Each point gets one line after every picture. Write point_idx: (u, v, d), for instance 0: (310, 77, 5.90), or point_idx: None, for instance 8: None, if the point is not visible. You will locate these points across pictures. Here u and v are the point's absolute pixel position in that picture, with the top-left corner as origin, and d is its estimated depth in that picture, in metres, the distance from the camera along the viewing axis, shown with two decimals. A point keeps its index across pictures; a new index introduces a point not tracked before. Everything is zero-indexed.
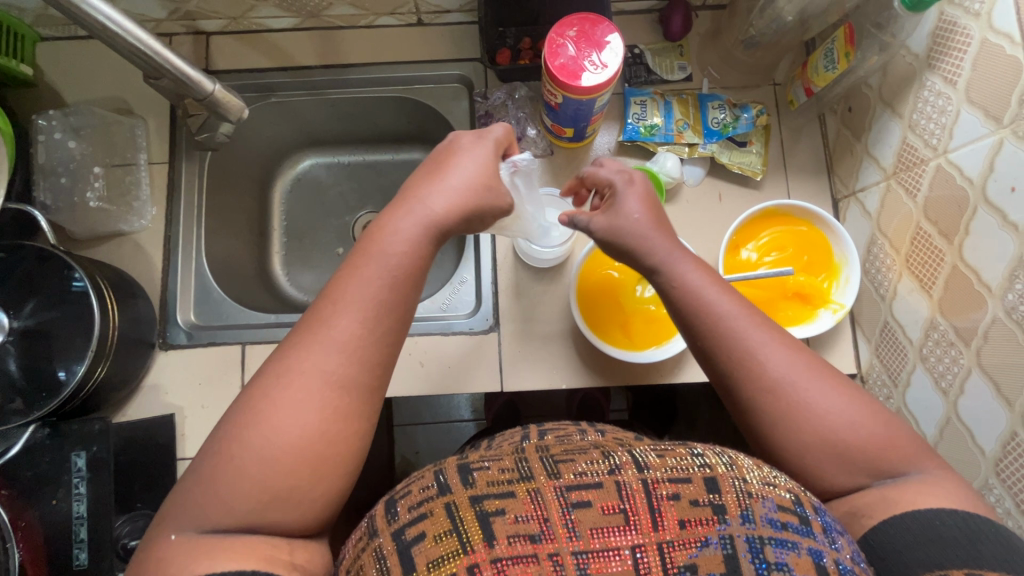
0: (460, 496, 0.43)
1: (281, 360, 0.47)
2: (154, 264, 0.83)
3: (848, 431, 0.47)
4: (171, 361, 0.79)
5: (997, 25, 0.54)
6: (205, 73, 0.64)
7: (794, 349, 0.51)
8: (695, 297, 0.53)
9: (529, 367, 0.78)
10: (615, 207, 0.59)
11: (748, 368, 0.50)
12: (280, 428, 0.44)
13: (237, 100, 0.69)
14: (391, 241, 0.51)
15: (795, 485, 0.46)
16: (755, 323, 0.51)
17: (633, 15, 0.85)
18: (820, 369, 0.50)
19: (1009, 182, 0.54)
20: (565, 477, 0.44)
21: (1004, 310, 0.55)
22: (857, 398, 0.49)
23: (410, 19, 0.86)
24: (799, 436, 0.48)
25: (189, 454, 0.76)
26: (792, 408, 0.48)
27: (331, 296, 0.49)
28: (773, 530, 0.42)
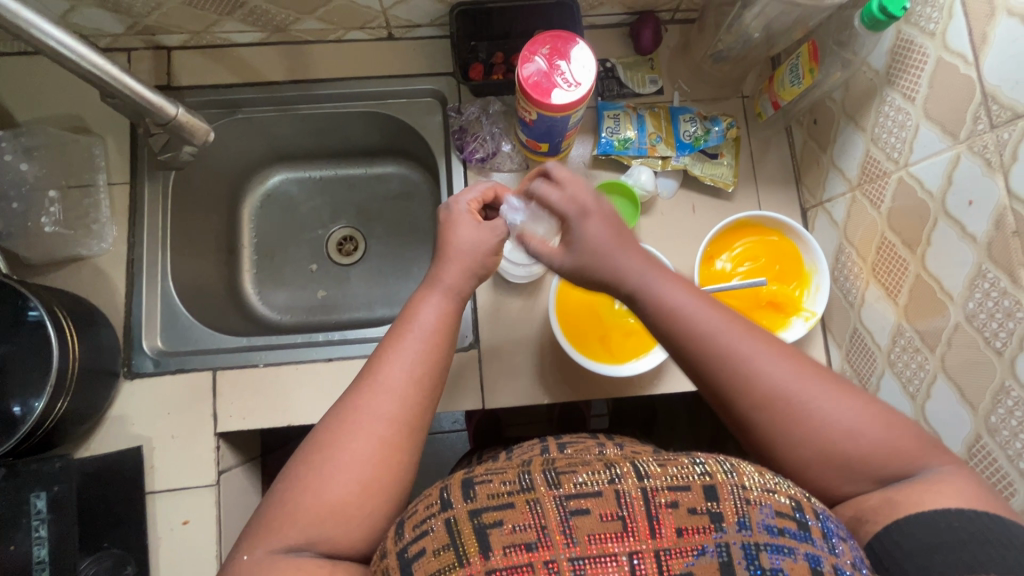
0: (459, 511, 0.43)
1: (330, 423, 0.51)
2: (116, 289, 0.79)
3: (856, 445, 0.49)
4: (138, 391, 0.76)
5: (951, 45, 0.56)
6: (166, 97, 0.61)
7: (791, 359, 0.51)
8: (682, 317, 0.53)
9: (510, 384, 0.78)
10: (577, 243, 0.58)
11: (739, 383, 0.51)
12: (326, 476, 0.48)
13: (201, 123, 0.66)
14: (430, 311, 0.58)
15: (798, 491, 0.46)
16: (750, 337, 0.52)
17: (603, 29, 0.86)
18: (822, 379, 0.51)
19: (967, 196, 0.56)
20: (564, 487, 0.44)
21: (965, 317, 0.57)
22: (859, 405, 0.50)
23: (380, 34, 0.84)
24: (804, 447, 0.49)
25: (158, 488, 0.74)
26: (793, 421, 0.50)
27: (381, 357, 0.54)
28: (769, 536, 0.42)
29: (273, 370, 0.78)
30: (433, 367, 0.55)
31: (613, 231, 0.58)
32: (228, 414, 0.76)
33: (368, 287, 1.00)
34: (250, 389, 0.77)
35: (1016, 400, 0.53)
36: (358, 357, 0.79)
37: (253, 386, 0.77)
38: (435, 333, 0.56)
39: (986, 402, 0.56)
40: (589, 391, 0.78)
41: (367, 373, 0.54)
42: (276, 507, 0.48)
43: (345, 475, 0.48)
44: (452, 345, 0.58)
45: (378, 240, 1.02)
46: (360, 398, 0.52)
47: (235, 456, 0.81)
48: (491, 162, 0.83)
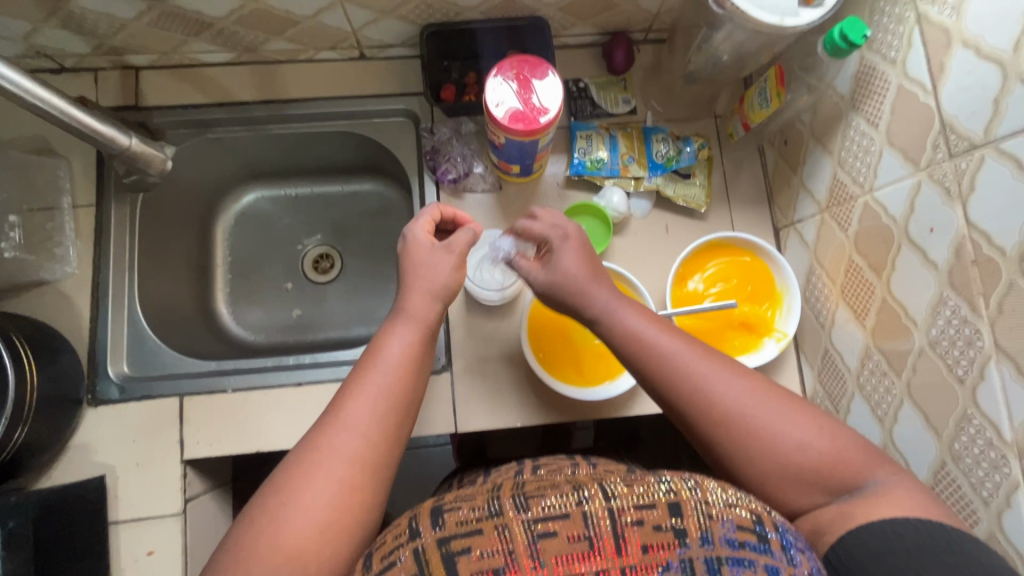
0: (427, 540, 0.42)
1: (292, 463, 0.50)
2: (81, 314, 0.78)
3: (812, 457, 0.49)
4: (102, 418, 0.75)
5: (911, 73, 0.56)
6: (118, 129, 0.67)
7: (744, 376, 0.53)
8: (642, 342, 0.55)
9: (484, 407, 0.77)
10: (554, 264, 0.60)
11: (698, 402, 0.52)
12: (283, 520, 0.47)
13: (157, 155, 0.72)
14: (396, 345, 0.58)
15: (759, 504, 0.45)
16: (705, 357, 0.54)
17: (577, 48, 0.86)
18: (774, 394, 0.52)
19: (928, 224, 0.56)
20: (532, 511, 0.43)
21: (929, 343, 0.57)
22: (811, 418, 0.51)
23: (352, 53, 0.84)
24: (764, 463, 0.50)
25: (122, 517, 0.72)
26: (752, 437, 0.50)
27: (344, 395, 0.54)
28: (731, 550, 0.42)
29: (241, 395, 0.77)
30: (399, 401, 0.55)
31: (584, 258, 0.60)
32: (195, 440, 0.75)
33: (344, 306, 0.99)
34: (218, 414, 0.76)
35: (978, 428, 0.53)
36: (329, 381, 0.78)
37: (221, 412, 0.76)
38: (400, 367, 0.56)
39: (951, 428, 0.56)
40: (563, 414, 0.77)
41: (332, 411, 0.53)
42: (231, 554, 0.46)
43: (304, 518, 0.47)
44: (420, 378, 0.58)
45: (355, 258, 1.02)
46: (321, 438, 0.51)
47: (203, 483, 0.79)
48: (464, 183, 0.82)
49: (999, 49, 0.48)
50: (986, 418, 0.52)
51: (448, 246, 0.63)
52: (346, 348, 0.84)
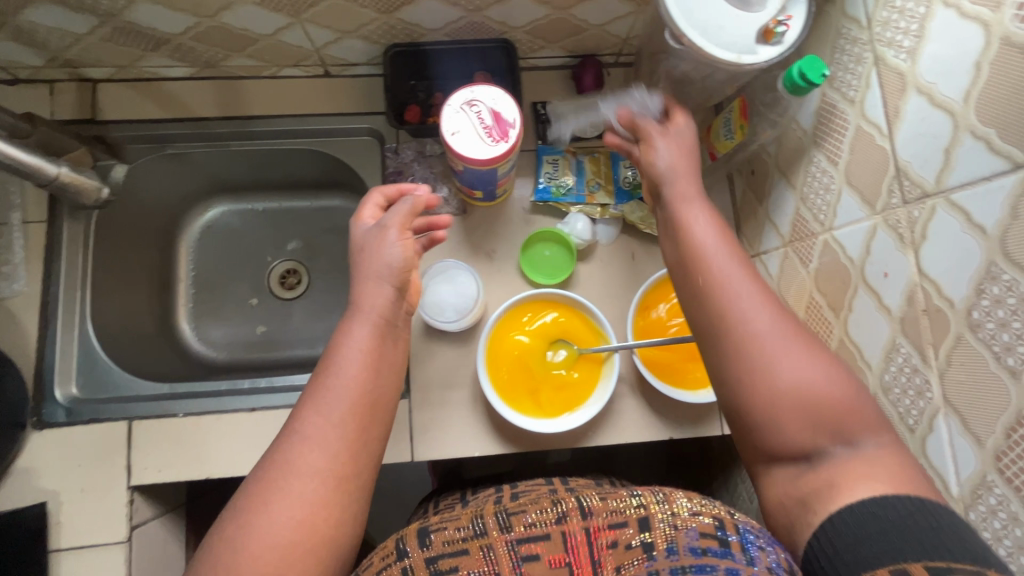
0: (416, 559, 0.46)
1: (251, 489, 0.48)
2: (29, 333, 0.76)
3: (825, 396, 0.47)
4: (46, 442, 0.72)
5: (869, 113, 0.55)
6: (46, 159, 0.69)
7: (779, 309, 0.51)
8: (698, 251, 0.55)
9: (441, 437, 0.75)
10: (671, 141, 0.63)
11: (727, 314, 0.51)
12: (244, 549, 0.45)
13: (89, 182, 0.75)
14: (352, 342, 0.55)
15: (721, 508, 0.46)
16: (745, 275, 0.52)
17: (547, 70, 0.85)
18: (805, 335, 0.50)
19: (882, 268, 0.55)
20: (516, 531, 0.47)
21: (881, 389, 0.56)
22: (836, 366, 0.48)
23: (317, 71, 0.82)
24: (776, 391, 0.47)
25: (64, 545, 0.70)
26: (773, 362, 0.48)
27: (302, 404, 0.52)
28: (694, 558, 0.43)
29: (192, 421, 0.75)
30: (359, 403, 0.52)
31: (680, 152, 0.62)
32: (143, 465, 0.73)
33: (310, 324, 0.97)
34: (168, 439, 0.74)
35: None
36: (283, 405, 0.77)
37: (171, 437, 0.74)
38: (358, 367, 0.53)
39: None
40: (521, 446, 0.75)
41: (292, 421, 0.51)
42: None
43: (264, 542, 0.45)
44: (381, 375, 0.55)
45: (321, 275, 1.00)
46: (279, 452, 0.49)
47: (153, 508, 0.77)
48: None
49: (951, 98, 0.47)
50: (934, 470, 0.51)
51: (383, 226, 0.60)
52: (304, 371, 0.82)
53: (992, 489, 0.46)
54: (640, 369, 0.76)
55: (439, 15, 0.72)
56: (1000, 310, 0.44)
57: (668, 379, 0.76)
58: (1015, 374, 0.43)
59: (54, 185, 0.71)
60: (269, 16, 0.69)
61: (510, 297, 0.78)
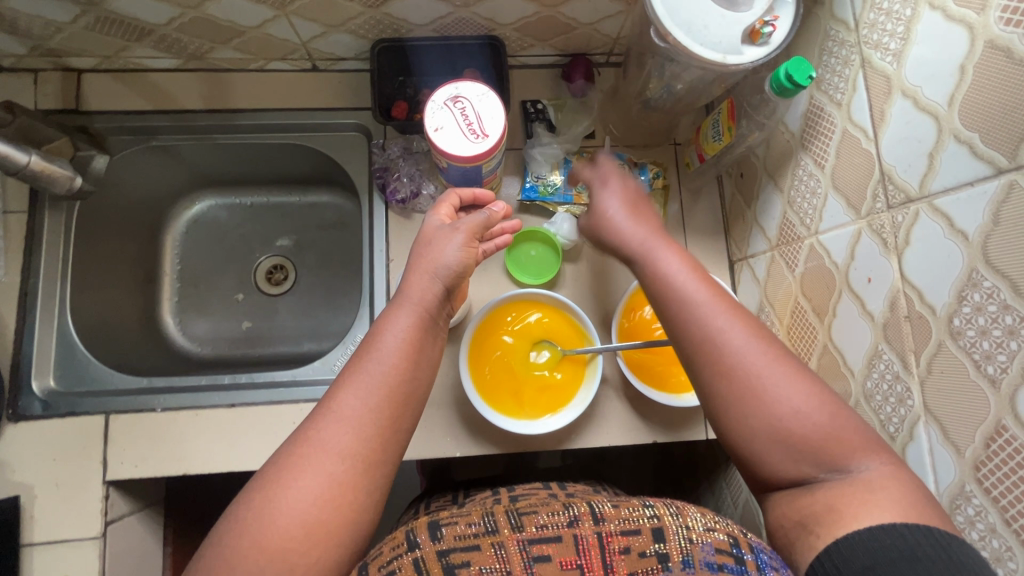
0: (427, 551, 0.45)
1: (274, 465, 0.47)
2: (6, 324, 0.75)
3: (805, 426, 0.46)
4: (21, 435, 0.72)
5: (855, 117, 0.55)
6: (16, 146, 0.66)
7: (762, 340, 0.49)
8: (667, 286, 0.53)
9: (422, 438, 0.74)
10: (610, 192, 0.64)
11: (706, 349, 0.50)
12: (265, 520, 0.44)
13: (60, 171, 0.72)
14: (395, 328, 0.54)
15: (734, 527, 0.47)
16: (727, 310, 0.51)
17: (537, 69, 0.84)
18: (789, 362, 0.49)
19: (866, 273, 0.54)
20: (528, 530, 0.47)
21: (864, 396, 0.56)
22: (819, 392, 0.47)
23: (304, 65, 0.82)
24: (755, 423, 0.47)
25: (37, 540, 0.69)
26: (751, 396, 0.47)
27: (339, 384, 0.51)
28: (710, 574, 0.43)
29: (171, 416, 0.74)
30: (395, 393, 0.51)
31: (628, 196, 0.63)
32: (120, 460, 0.72)
33: (296, 320, 0.96)
34: (145, 434, 0.73)
35: None
36: (263, 402, 0.76)
37: (148, 433, 0.73)
38: (398, 354, 0.52)
39: None
40: (503, 447, 0.74)
41: (326, 401, 0.50)
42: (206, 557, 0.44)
43: (288, 519, 0.44)
44: (421, 366, 0.54)
45: (308, 272, 0.99)
46: (313, 429, 0.48)
47: (129, 504, 0.76)
48: (413, 203, 0.80)
49: (935, 102, 0.46)
50: None
51: (454, 226, 0.59)
52: (286, 368, 0.82)
53: (970, 501, 0.45)
54: (624, 371, 0.75)
55: (426, 11, 0.71)
56: (980, 318, 0.43)
57: (652, 382, 0.75)
58: (994, 382, 0.42)
59: (23, 173, 0.69)
60: (254, 8, 0.68)
61: (495, 296, 0.77)
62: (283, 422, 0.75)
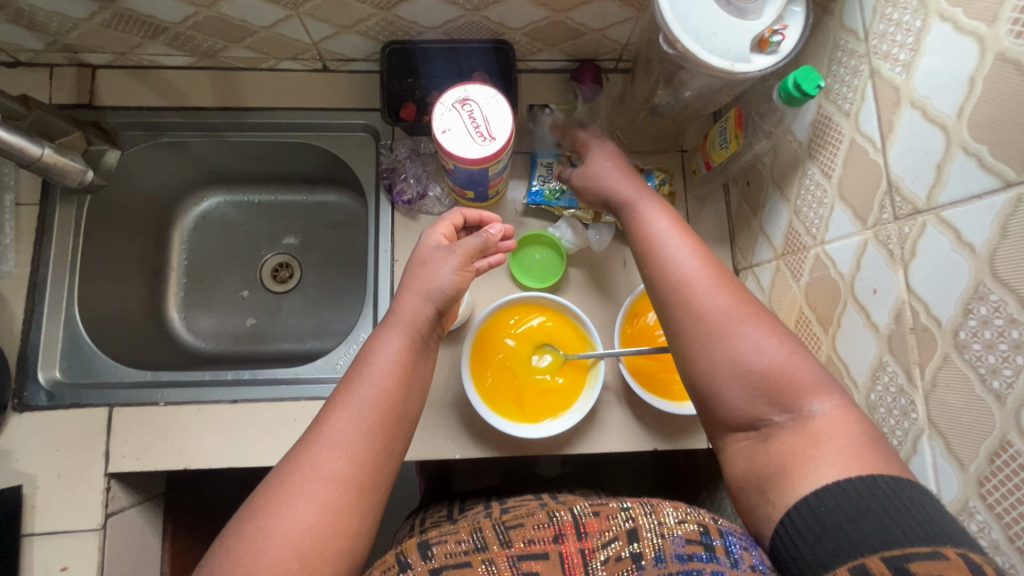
0: (419, 572, 0.45)
1: (264, 493, 0.47)
2: (15, 315, 0.76)
3: (762, 363, 0.47)
4: (26, 425, 0.72)
5: (863, 127, 0.55)
6: (31, 139, 0.67)
7: (731, 288, 0.52)
8: (645, 237, 0.58)
9: (422, 439, 0.74)
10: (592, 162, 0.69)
11: (677, 292, 0.53)
12: (259, 554, 0.43)
13: (74, 164, 0.73)
14: (384, 352, 0.55)
15: (704, 514, 0.47)
16: (700, 259, 0.54)
17: (545, 73, 0.85)
18: (754, 309, 0.50)
19: (871, 284, 0.54)
20: (515, 546, 0.47)
21: (867, 408, 0.55)
22: (781, 338, 0.49)
23: (315, 65, 0.82)
24: (715, 359, 0.49)
25: (38, 529, 0.70)
26: (712, 334, 0.49)
27: (329, 410, 0.51)
28: (681, 565, 0.43)
29: (173, 410, 0.75)
30: (386, 415, 0.52)
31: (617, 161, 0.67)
32: (122, 453, 0.73)
33: (300, 318, 0.97)
34: (147, 428, 0.74)
35: None
36: (265, 398, 0.76)
37: (150, 426, 0.74)
38: (388, 377, 0.53)
39: None
40: (503, 449, 0.74)
41: (315, 426, 0.51)
42: None
43: (281, 549, 0.44)
44: (410, 387, 0.54)
45: (313, 270, 0.99)
46: (304, 456, 0.48)
47: (130, 497, 0.77)
48: (419, 204, 0.80)
49: (944, 113, 0.46)
50: None
51: (451, 248, 0.60)
52: (288, 366, 0.82)
53: (973, 516, 0.44)
54: (625, 376, 0.75)
55: (437, 14, 0.72)
56: (987, 331, 0.42)
57: (654, 389, 0.74)
58: (1000, 397, 0.42)
59: (36, 165, 0.69)
60: (267, 8, 0.69)
61: (497, 299, 0.78)
62: (284, 419, 0.75)
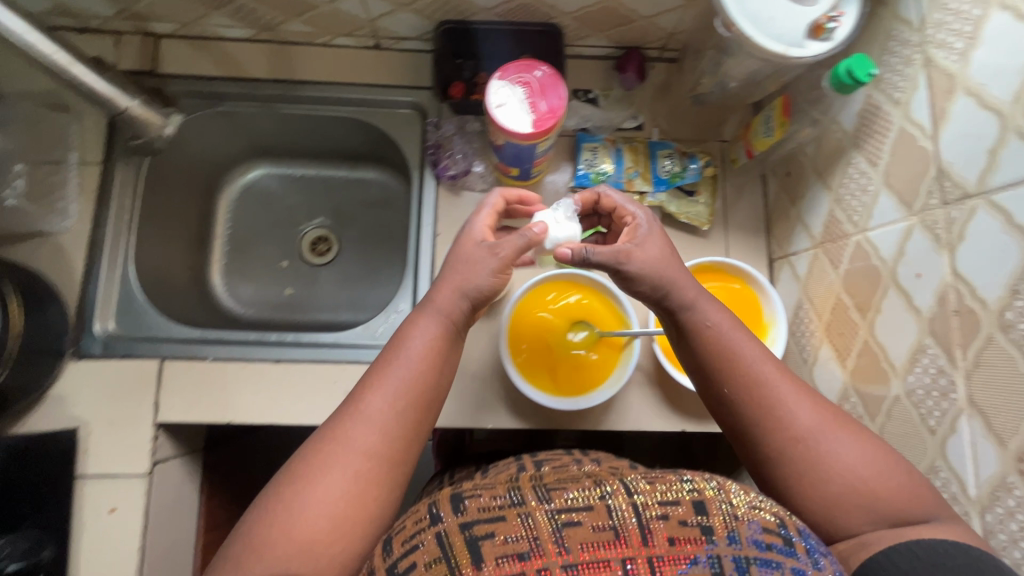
0: (450, 524, 0.42)
1: (303, 456, 0.50)
2: (74, 268, 0.80)
3: (873, 480, 0.48)
4: (80, 373, 0.76)
5: (914, 115, 0.56)
6: (120, 90, 0.75)
7: (818, 403, 0.52)
8: (725, 351, 0.55)
9: (459, 408, 0.76)
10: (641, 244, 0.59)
11: (773, 415, 0.51)
12: (298, 513, 0.46)
13: (157, 119, 0.80)
14: (417, 338, 0.56)
15: (779, 508, 0.44)
16: (782, 377, 0.53)
17: (590, 59, 0.86)
18: (842, 421, 0.51)
19: (915, 268, 0.55)
20: (556, 502, 0.43)
21: (905, 391, 0.57)
22: (875, 447, 0.50)
23: (367, 42, 0.85)
24: (829, 487, 0.48)
25: (90, 472, 0.73)
26: (817, 459, 0.49)
27: (364, 386, 0.53)
28: (759, 550, 0.40)
29: (220, 366, 0.78)
30: (419, 400, 0.53)
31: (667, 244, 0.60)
32: (170, 404, 0.76)
33: (336, 290, 1.00)
34: (195, 382, 0.77)
35: (944, 482, 0.52)
36: (307, 360, 0.79)
37: (198, 380, 0.77)
38: (423, 362, 0.55)
39: None
40: (536, 422, 0.76)
41: (351, 401, 0.53)
42: (239, 541, 0.46)
43: (315, 513, 0.46)
44: (440, 374, 0.56)
45: (352, 244, 1.02)
46: (339, 428, 0.51)
47: (174, 448, 0.80)
48: (463, 181, 0.83)
49: (1001, 100, 0.47)
50: (952, 471, 0.51)
51: (493, 249, 0.59)
52: (329, 331, 0.84)
53: (1011, 491, 0.46)
54: (659, 357, 0.77)
55: None
56: None
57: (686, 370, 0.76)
58: None
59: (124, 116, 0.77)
60: None
61: (535, 276, 0.80)
62: (324, 381, 0.78)
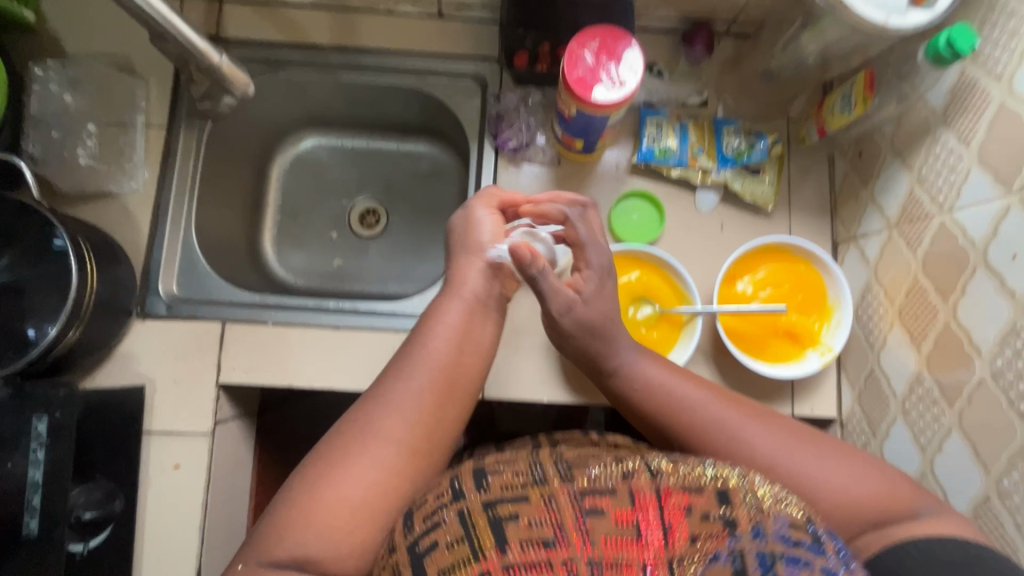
0: (473, 502, 0.39)
1: (331, 437, 0.50)
2: (140, 230, 0.81)
3: (849, 489, 0.49)
4: (147, 331, 0.77)
5: (1017, 90, 0.54)
6: (212, 45, 0.67)
7: (774, 425, 0.54)
8: (675, 404, 0.57)
9: (514, 380, 0.76)
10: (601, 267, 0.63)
11: (736, 449, 0.52)
12: (320, 493, 0.45)
13: (243, 75, 0.72)
14: (444, 327, 0.57)
15: (807, 504, 0.40)
16: (732, 410, 0.55)
17: (656, 33, 0.85)
18: (802, 435, 0.53)
19: (1011, 249, 0.54)
20: (580, 482, 0.40)
21: (991, 374, 0.55)
22: (842, 454, 0.52)
23: (430, 10, 0.84)
24: (812, 500, 0.49)
25: (156, 429, 0.75)
26: (791, 476, 0.50)
27: (389, 376, 0.54)
28: (787, 547, 0.36)
29: (281, 330, 0.79)
30: (441, 391, 0.53)
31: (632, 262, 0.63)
32: (232, 366, 0.77)
33: (384, 262, 1.00)
34: (257, 345, 0.78)
35: None
36: (365, 328, 0.79)
37: (260, 344, 0.78)
38: (445, 356, 0.55)
39: (1001, 463, 0.54)
40: (592, 397, 0.76)
41: (375, 390, 0.53)
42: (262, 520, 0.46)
43: (338, 497, 0.45)
44: (465, 369, 0.56)
45: (399, 217, 1.02)
46: (363, 416, 0.50)
47: (233, 410, 0.82)
48: (524, 153, 0.82)
49: None
50: None
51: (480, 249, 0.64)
52: (384, 301, 0.84)
53: None
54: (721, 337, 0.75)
55: None
56: None
57: (746, 350, 0.74)
58: None
59: (214, 72, 0.70)
60: None
61: None
62: (381, 349, 0.78)
